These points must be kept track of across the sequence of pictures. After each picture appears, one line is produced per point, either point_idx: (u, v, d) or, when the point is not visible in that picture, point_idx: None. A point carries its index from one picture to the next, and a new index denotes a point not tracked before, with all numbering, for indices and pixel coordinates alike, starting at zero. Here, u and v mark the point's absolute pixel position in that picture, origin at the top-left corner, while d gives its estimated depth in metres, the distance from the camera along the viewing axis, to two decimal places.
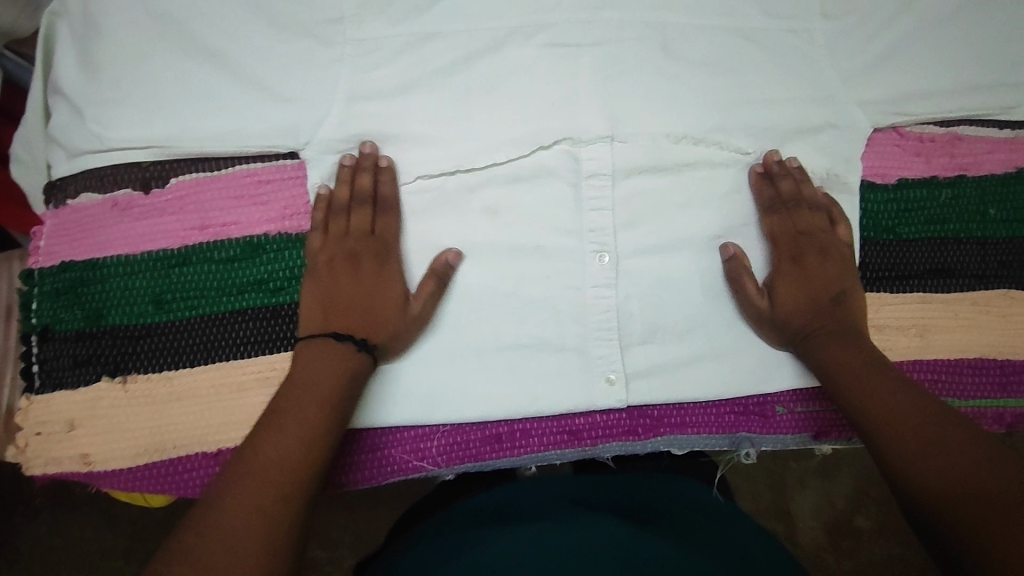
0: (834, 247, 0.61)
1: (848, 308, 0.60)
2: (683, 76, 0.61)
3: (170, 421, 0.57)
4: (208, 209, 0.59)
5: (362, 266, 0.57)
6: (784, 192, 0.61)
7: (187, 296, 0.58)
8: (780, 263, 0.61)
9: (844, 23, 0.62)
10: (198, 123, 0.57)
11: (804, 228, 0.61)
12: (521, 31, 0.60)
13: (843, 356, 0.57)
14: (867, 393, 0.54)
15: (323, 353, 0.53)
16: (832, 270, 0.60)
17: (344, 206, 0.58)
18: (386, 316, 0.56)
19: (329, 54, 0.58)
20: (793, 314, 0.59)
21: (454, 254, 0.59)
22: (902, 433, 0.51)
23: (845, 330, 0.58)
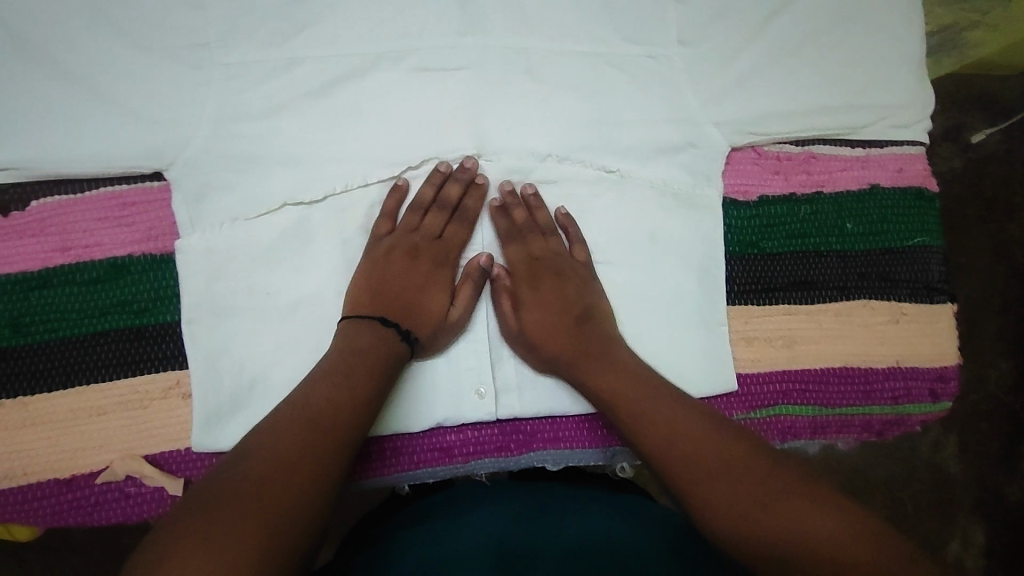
0: (566, 267, 0.63)
1: (598, 328, 0.61)
2: (546, 97, 0.64)
3: (22, 447, 0.56)
4: (71, 231, 0.59)
5: (419, 261, 0.61)
6: (517, 220, 0.63)
7: (46, 318, 0.58)
8: (519, 290, 0.62)
9: (699, 48, 0.65)
10: (58, 145, 0.57)
11: (538, 254, 0.63)
12: (388, 56, 0.62)
13: (617, 385, 0.57)
14: (656, 422, 0.54)
15: (361, 335, 0.56)
16: (563, 291, 0.62)
17: (424, 204, 0.62)
18: (440, 307, 0.60)
19: (197, 78, 0.59)
20: (542, 339, 0.60)
21: (486, 259, 0.62)
22: (681, 455, 0.51)
23: (593, 355, 0.59)
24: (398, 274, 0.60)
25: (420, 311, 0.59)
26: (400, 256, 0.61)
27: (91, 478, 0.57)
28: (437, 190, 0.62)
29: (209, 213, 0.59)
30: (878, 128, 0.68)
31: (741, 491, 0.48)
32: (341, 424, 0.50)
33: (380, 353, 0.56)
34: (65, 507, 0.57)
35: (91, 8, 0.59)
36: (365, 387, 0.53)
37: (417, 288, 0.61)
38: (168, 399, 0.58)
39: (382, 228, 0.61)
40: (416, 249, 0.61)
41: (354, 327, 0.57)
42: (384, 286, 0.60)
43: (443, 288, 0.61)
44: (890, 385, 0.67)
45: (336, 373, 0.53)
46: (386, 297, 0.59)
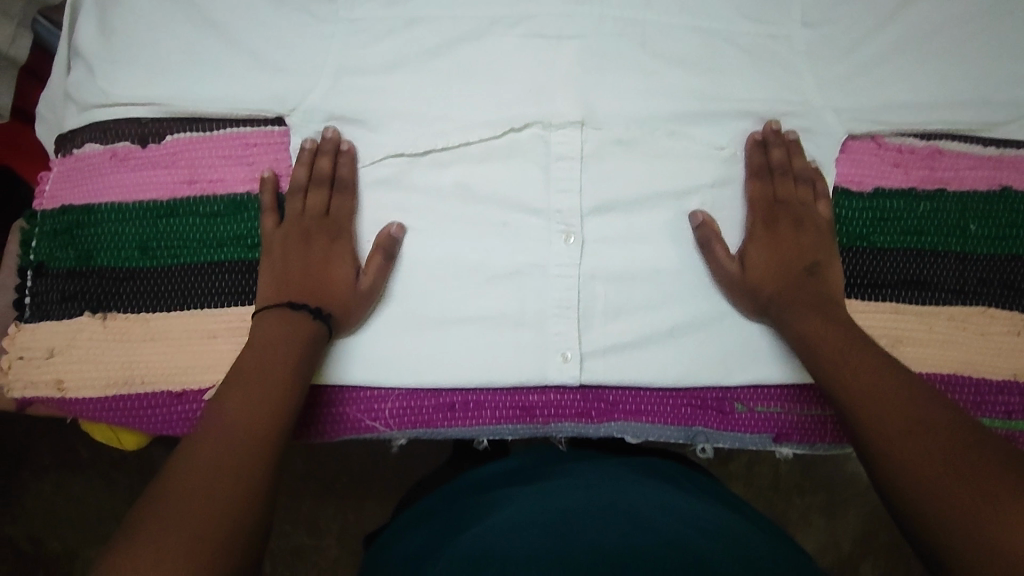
0: (808, 218, 0.62)
1: (822, 280, 0.59)
2: (658, 71, 0.63)
3: (140, 361, 0.61)
4: (199, 165, 0.63)
5: (314, 240, 0.60)
6: (774, 159, 0.62)
7: (171, 244, 0.62)
8: (753, 227, 0.62)
9: (822, 30, 0.63)
10: (198, 86, 0.62)
11: (784, 196, 0.62)
12: (504, 21, 0.63)
13: (818, 325, 0.56)
14: (844, 363, 0.53)
15: (291, 246, 0.60)
16: (803, 239, 0.61)
17: (302, 184, 0.62)
18: (346, 277, 0.60)
19: (322, 29, 0.62)
20: (763, 280, 0.60)
21: (398, 227, 0.61)
22: (867, 402, 0.50)
23: (817, 301, 0.58)
24: (297, 257, 0.60)
25: (327, 291, 0.59)
26: (296, 241, 0.60)
27: (200, 394, 0.61)
28: (311, 168, 0.62)
29: None
30: (1013, 126, 0.64)
31: (936, 467, 0.44)
32: (258, 409, 0.50)
33: (294, 339, 0.55)
34: (175, 418, 0.61)
35: None
36: (278, 367, 0.53)
37: (316, 265, 0.60)
38: None
39: (270, 223, 0.61)
40: (308, 231, 0.61)
41: (276, 316, 0.57)
42: (281, 272, 0.59)
43: (346, 256, 0.61)
44: (1003, 399, 0.62)
45: (277, 357, 0.54)
46: (289, 279, 0.59)
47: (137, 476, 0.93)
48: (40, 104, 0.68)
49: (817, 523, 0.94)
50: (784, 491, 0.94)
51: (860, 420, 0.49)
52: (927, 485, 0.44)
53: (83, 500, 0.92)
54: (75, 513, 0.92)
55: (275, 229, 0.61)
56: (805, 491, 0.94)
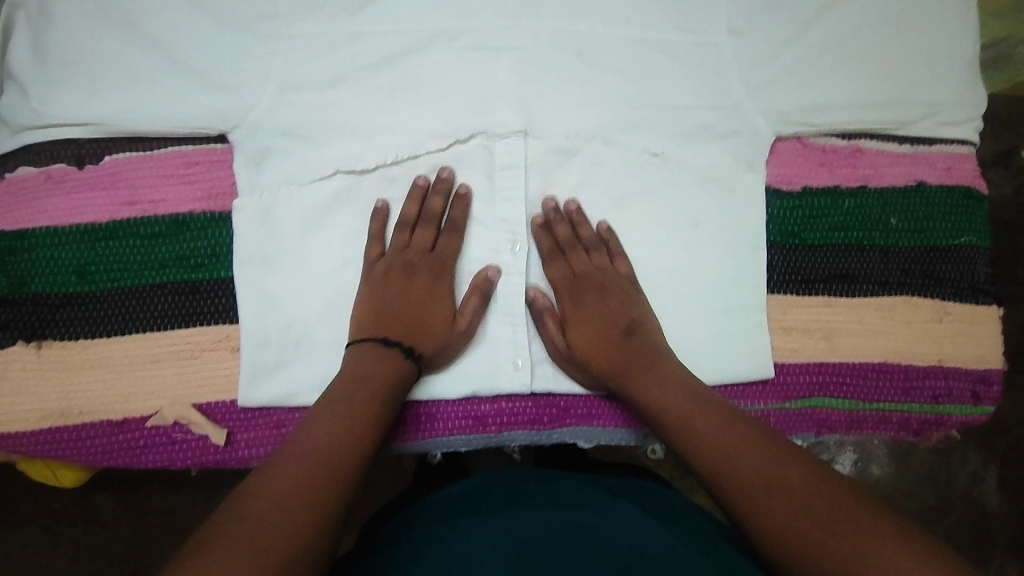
0: (612, 285, 0.62)
1: (645, 339, 0.60)
2: (595, 82, 0.66)
3: (82, 389, 0.59)
4: (137, 186, 0.62)
5: (416, 278, 0.61)
6: (561, 236, 0.63)
7: (110, 268, 0.60)
8: (562, 305, 0.63)
9: (748, 39, 0.67)
10: (136, 105, 0.61)
11: (581, 270, 0.63)
12: (443, 34, 0.65)
13: (660, 386, 0.58)
14: (688, 419, 0.55)
15: (394, 283, 0.60)
16: (609, 305, 0.61)
17: (410, 221, 0.62)
18: (444, 316, 0.60)
19: (265, 46, 0.63)
20: (589, 352, 0.60)
21: (494, 272, 0.62)
22: (712, 451, 0.52)
23: (641, 356, 0.59)
24: (395, 294, 0.60)
25: (424, 331, 0.59)
26: (397, 276, 0.60)
27: (142, 421, 0.60)
28: (419, 206, 0.62)
29: (268, 175, 0.62)
30: (926, 125, 0.68)
31: (785, 514, 0.46)
32: (342, 437, 0.51)
33: (376, 387, 0.55)
34: (115, 448, 0.59)
35: None
36: (365, 415, 0.53)
37: (417, 303, 0.60)
38: (218, 350, 0.60)
39: (373, 252, 0.62)
40: (410, 266, 0.61)
41: (369, 354, 0.57)
42: (382, 308, 0.60)
43: (444, 297, 0.61)
44: (930, 383, 0.66)
45: (352, 400, 0.54)
46: (384, 318, 0.59)
47: (85, 510, 0.89)
48: None
49: None
50: (744, 492, 0.97)
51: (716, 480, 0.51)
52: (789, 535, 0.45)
53: (28, 538, 0.88)
54: (20, 551, 0.88)
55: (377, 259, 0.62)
56: (762, 490, 0.97)
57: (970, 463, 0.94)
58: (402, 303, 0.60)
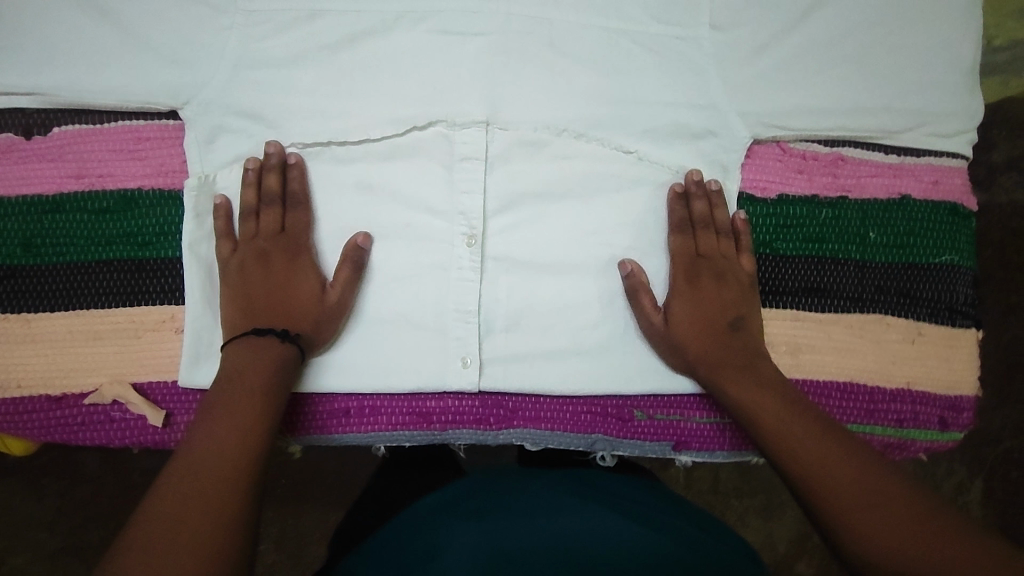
0: (732, 272, 0.62)
1: (746, 337, 0.60)
2: (565, 72, 0.64)
3: (22, 363, 0.58)
4: (86, 159, 0.61)
5: (272, 262, 0.59)
6: (696, 212, 0.62)
7: (55, 242, 0.59)
8: (675, 282, 0.61)
9: (729, 34, 0.64)
10: (86, 76, 0.60)
11: (704, 250, 0.62)
12: (409, 16, 0.63)
13: (749, 388, 0.57)
14: (781, 418, 0.54)
15: (257, 266, 0.58)
16: (726, 292, 0.61)
17: (252, 207, 0.60)
18: (312, 291, 0.58)
19: (221, 21, 0.61)
20: (687, 336, 0.60)
21: (363, 238, 0.60)
22: (807, 453, 0.51)
23: (744, 357, 0.59)
24: (260, 283, 0.58)
25: (292, 311, 0.58)
26: (254, 265, 0.58)
27: (80, 398, 0.59)
28: (258, 189, 0.60)
29: (221, 152, 0.61)
30: (913, 135, 0.65)
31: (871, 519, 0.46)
32: (241, 431, 0.50)
33: (257, 382, 0.53)
34: (52, 423, 0.59)
35: None
36: (251, 411, 0.51)
37: (277, 288, 0.58)
38: (161, 331, 0.59)
39: (226, 249, 0.59)
40: (267, 252, 0.59)
41: (251, 345, 0.55)
42: (246, 299, 0.58)
43: (309, 272, 0.59)
44: (896, 406, 0.64)
45: (231, 398, 0.52)
46: (251, 312, 0.57)
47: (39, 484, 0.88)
48: None
49: (753, 522, 0.94)
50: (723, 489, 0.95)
51: (808, 483, 0.50)
52: (877, 542, 0.45)
53: None
54: None
55: (231, 255, 0.59)
56: (743, 491, 0.95)
57: (952, 474, 0.91)
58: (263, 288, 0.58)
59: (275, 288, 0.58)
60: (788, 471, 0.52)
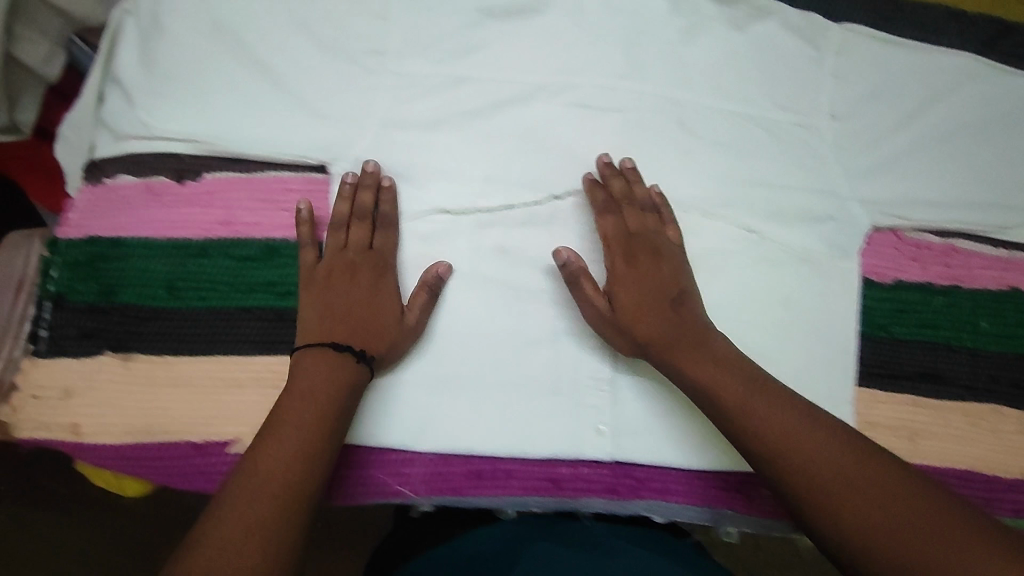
0: (666, 248, 0.61)
1: (691, 311, 0.59)
2: (695, 151, 0.66)
3: (161, 405, 0.59)
4: (234, 207, 0.62)
5: (359, 278, 0.58)
6: (614, 190, 0.63)
7: (200, 286, 0.61)
8: (614, 263, 0.61)
9: (849, 124, 0.68)
10: (243, 127, 0.62)
11: (639, 231, 0.61)
12: (550, 88, 0.65)
13: (763, 396, 0.53)
14: (786, 422, 0.51)
15: (343, 278, 0.58)
16: (660, 270, 0.60)
17: (343, 220, 0.60)
18: (394, 311, 0.58)
19: (372, 82, 0.63)
20: (634, 319, 0.59)
21: (445, 268, 0.60)
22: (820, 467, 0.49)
23: (698, 342, 0.57)
24: (341, 296, 0.58)
25: (375, 333, 0.57)
26: (340, 277, 0.58)
27: (221, 447, 0.59)
28: (352, 202, 0.60)
29: None
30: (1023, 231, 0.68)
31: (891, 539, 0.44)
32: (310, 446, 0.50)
33: (319, 398, 0.52)
34: (190, 472, 0.58)
35: (285, 5, 0.64)
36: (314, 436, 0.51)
37: (365, 302, 0.58)
38: None
39: (309, 258, 0.59)
40: (354, 266, 0.59)
41: (317, 357, 0.54)
42: (328, 311, 0.57)
43: (391, 294, 0.59)
44: (1014, 497, 0.65)
45: (292, 420, 0.51)
46: (331, 324, 0.57)
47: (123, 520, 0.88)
48: (64, 126, 0.69)
49: None
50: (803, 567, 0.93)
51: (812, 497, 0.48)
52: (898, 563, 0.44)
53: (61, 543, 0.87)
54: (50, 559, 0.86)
55: (313, 264, 0.60)
56: None
57: None
58: (348, 299, 0.58)
59: (362, 304, 0.58)
60: (753, 453, 0.52)
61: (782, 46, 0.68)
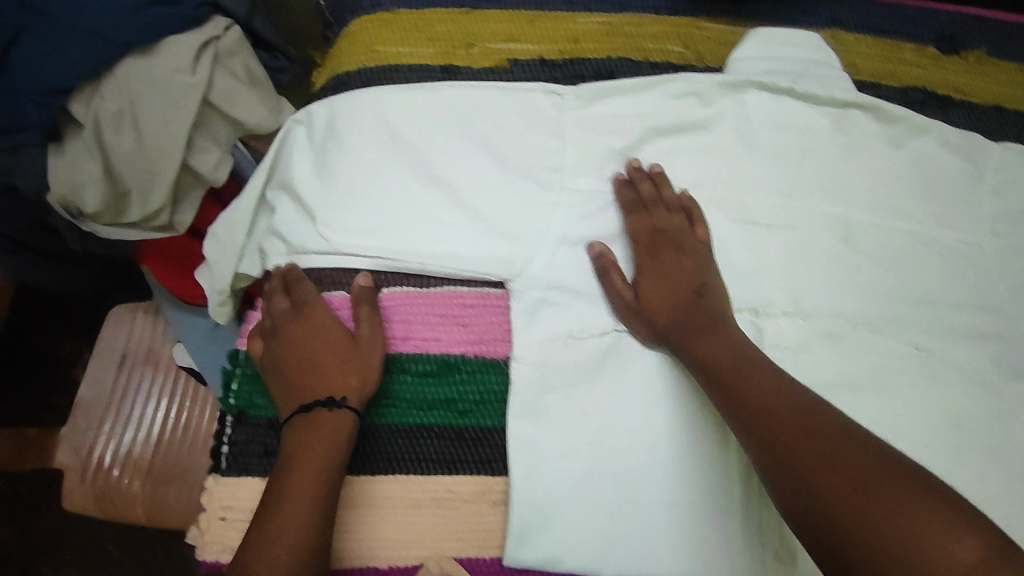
0: (688, 243, 0.63)
1: (712, 303, 0.61)
2: (862, 266, 0.66)
3: (343, 526, 0.60)
4: (413, 323, 0.63)
5: (308, 334, 0.62)
6: (645, 194, 0.64)
7: (379, 403, 0.62)
8: (642, 258, 0.64)
9: (1013, 242, 0.68)
10: (423, 243, 0.63)
11: (663, 227, 0.63)
12: (719, 205, 0.66)
13: (763, 383, 0.56)
14: (778, 415, 0.54)
15: (308, 334, 0.62)
16: (685, 265, 0.63)
17: (274, 288, 0.64)
18: (343, 338, 0.61)
19: (547, 198, 0.64)
20: (657, 313, 0.62)
21: (365, 277, 0.63)
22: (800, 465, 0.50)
23: (716, 326, 0.60)
24: (315, 353, 0.61)
25: (336, 380, 0.59)
26: (297, 335, 0.61)
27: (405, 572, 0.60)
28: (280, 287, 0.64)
29: (543, 326, 0.63)
30: None
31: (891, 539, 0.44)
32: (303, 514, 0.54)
33: (316, 464, 0.55)
34: None
35: (460, 119, 0.65)
36: (305, 505, 0.54)
37: (311, 348, 0.61)
38: (478, 503, 0.61)
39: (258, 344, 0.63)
40: (305, 324, 0.62)
41: (307, 420, 0.58)
42: (299, 375, 0.61)
43: (332, 324, 0.62)
44: None
45: (302, 479, 0.55)
46: (305, 388, 0.60)
47: None
48: (217, 224, 0.68)
49: None
50: None
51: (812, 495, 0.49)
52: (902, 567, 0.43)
53: None
54: None
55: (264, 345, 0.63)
56: None
57: None
58: (311, 347, 0.61)
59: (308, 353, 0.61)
60: (778, 450, 0.52)
61: (947, 165, 0.67)
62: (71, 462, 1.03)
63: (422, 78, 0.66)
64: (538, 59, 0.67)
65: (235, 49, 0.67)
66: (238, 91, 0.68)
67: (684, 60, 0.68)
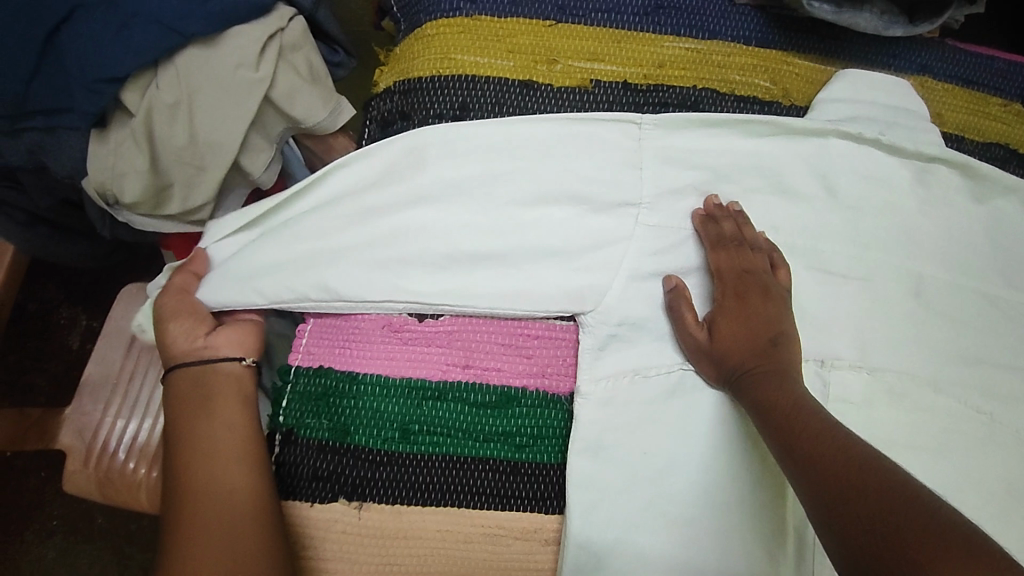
0: (776, 289, 0.60)
1: (790, 352, 0.57)
2: (934, 324, 0.64)
3: (393, 558, 0.58)
4: (474, 351, 0.60)
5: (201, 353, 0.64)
6: (725, 232, 0.61)
7: (433, 430, 0.58)
8: (722, 298, 0.60)
9: None
10: (492, 266, 0.60)
11: (745, 266, 0.60)
12: (794, 250, 0.64)
13: (816, 418, 0.50)
14: (817, 437, 0.48)
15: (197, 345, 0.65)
16: (769, 310, 0.58)
17: None
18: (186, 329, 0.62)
19: (620, 229, 0.62)
20: (729, 352, 0.57)
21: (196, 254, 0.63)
22: (835, 484, 0.45)
23: (792, 376, 0.55)
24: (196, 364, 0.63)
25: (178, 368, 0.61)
26: None
27: None
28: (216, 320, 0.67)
29: (609, 363, 0.60)
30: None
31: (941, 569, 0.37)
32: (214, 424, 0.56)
33: (207, 389, 0.58)
34: None
35: (536, 139, 0.63)
36: (210, 419, 0.57)
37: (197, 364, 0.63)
38: (528, 541, 0.58)
39: None
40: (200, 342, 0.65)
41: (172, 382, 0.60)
42: None
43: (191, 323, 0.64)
44: None
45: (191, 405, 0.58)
46: None
47: None
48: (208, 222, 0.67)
49: None
50: None
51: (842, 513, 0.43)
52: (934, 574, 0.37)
53: None
54: None
55: None
56: None
57: None
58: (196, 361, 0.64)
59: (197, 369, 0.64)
60: (809, 477, 0.46)
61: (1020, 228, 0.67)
62: (75, 444, 0.92)
63: (500, 91, 0.64)
64: (622, 82, 0.65)
65: (298, 43, 0.65)
66: (300, 89, 0.65)
67: (770, 95, 0.67)
